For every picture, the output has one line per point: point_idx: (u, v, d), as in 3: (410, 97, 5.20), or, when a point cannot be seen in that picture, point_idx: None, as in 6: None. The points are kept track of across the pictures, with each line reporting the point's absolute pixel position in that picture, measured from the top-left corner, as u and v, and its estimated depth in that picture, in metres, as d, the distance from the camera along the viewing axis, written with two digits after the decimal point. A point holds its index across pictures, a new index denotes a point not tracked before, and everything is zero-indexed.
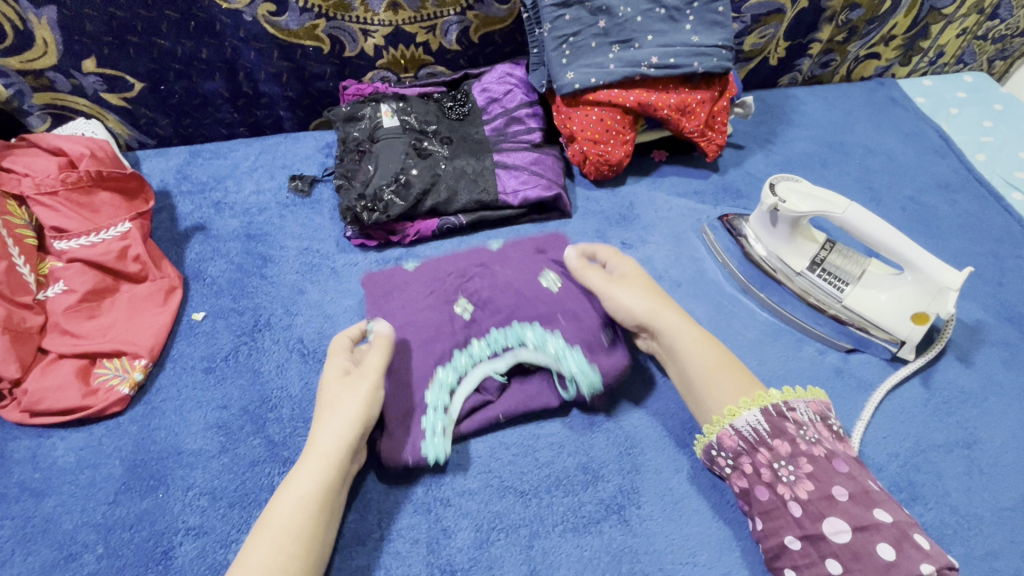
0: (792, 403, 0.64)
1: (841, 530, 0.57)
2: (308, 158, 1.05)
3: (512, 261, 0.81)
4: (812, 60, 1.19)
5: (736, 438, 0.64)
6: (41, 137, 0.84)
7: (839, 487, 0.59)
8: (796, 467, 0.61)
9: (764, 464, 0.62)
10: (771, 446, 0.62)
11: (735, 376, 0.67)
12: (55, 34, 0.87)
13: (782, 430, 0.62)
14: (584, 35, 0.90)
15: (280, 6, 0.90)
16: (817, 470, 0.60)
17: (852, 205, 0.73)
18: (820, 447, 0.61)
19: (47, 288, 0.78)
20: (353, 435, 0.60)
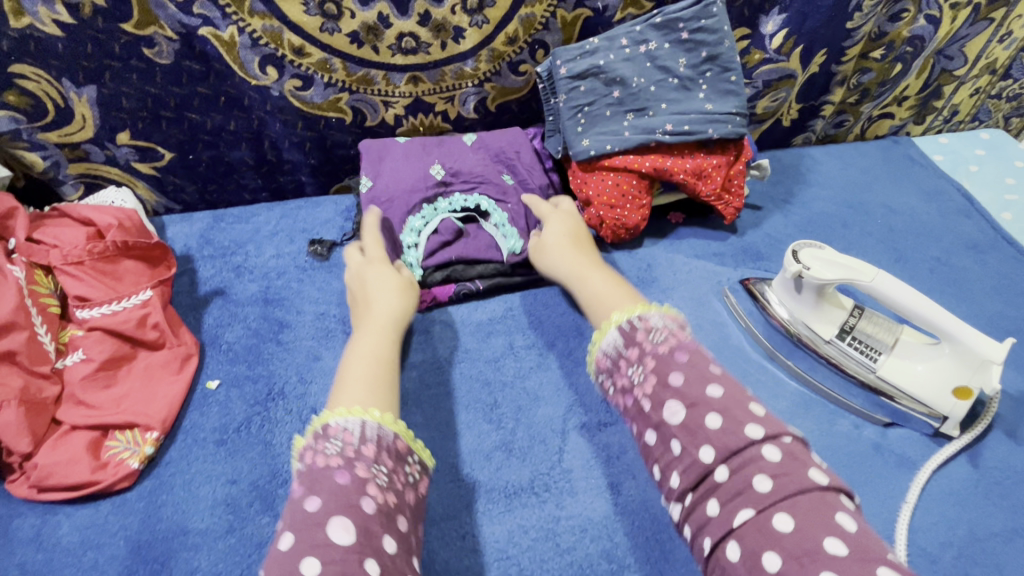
0: (646, 316, 0.65)
1: (757, 477, 0.51)
2: (328, 223, 1.06)
3: (484, 149, 0.99)
4: (825, 120, 1.20)
5: (606, 358, 0.66)
6: (73, 208, 0.87)
7: (691, 374, 0.58)
8: (644, 367, 0.62)
9: (626, 374, 0.63)
10: (628, 356, 0.64)
11: (631, 297, 0.75)
12: (93, 111, 0.92)
13: (634, 339, 0.63)
14: (598, 104, 0.92)
15: (307, 82, 0.94)
16: (681, 362, 0.60)
17: (881, 273, 0.71)
18: (665, 345, 0.61)
19: (66, 357, 0.78)
20: (402, 309, 0.79)
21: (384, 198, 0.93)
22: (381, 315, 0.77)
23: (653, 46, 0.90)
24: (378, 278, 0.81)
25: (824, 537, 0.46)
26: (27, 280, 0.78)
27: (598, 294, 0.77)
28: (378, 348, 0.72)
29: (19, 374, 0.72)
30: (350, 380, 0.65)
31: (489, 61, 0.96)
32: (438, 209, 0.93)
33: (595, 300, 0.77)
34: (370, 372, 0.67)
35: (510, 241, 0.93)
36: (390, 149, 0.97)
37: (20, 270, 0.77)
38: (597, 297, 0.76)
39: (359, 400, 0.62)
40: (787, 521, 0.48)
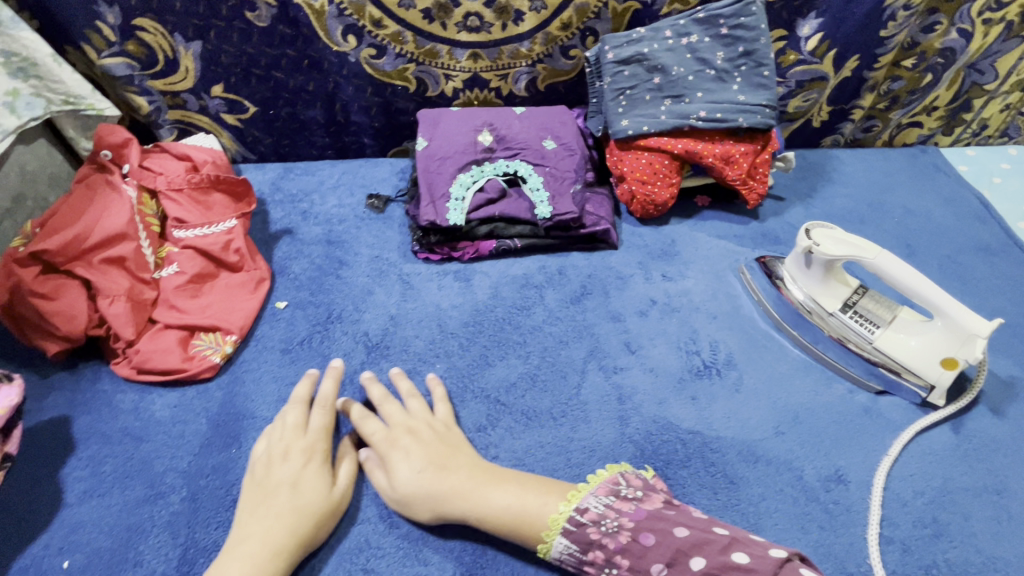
0: (583, 504, 0.65)
1: None
2: (385, 181, 1.18)
3: (529, 122, 1.08)
4: (854, 124, 1.26)
5: (569, 556, 0.64)
6: (173, 146, 1.00)
7: (667, 556, 0.58)
8: (618, 568, 0.61)
9: (597, 574, 0.62)
10: (590, 561, 0.62)
11: (546, 487, 0.69)
12: (195, 64, 1.05)
13: (588, 538, 0.63)
14: (639, 89, 1.01)
15: (380, 51, 1.06)
16: (651, 548, 0.60)
17: (883, 253, 0.79)
18: (622, 534, 0.61)
19: (163, 268, 0.91)
20: (302, 528, 0.66)
21: (436, 157, 1.04)
22: (265, 538, 0.64)
23: (695, 39, 0.99)
24: (293, 479, 0.69)
25: None
26: (137, 201, 0.91)
27: (510, 506, 0.67)
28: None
29: (126, 278, 0.86)
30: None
31: (544, 44, 1.07)
32: (484, 171, 1.03)
33: (506, 515, 0.66)
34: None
35: (542, 204, 1.00)
36: (445, 116, 1.08)
37: (132, 191, 0.91)
38: (511, 514, 0.66)
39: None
40: None
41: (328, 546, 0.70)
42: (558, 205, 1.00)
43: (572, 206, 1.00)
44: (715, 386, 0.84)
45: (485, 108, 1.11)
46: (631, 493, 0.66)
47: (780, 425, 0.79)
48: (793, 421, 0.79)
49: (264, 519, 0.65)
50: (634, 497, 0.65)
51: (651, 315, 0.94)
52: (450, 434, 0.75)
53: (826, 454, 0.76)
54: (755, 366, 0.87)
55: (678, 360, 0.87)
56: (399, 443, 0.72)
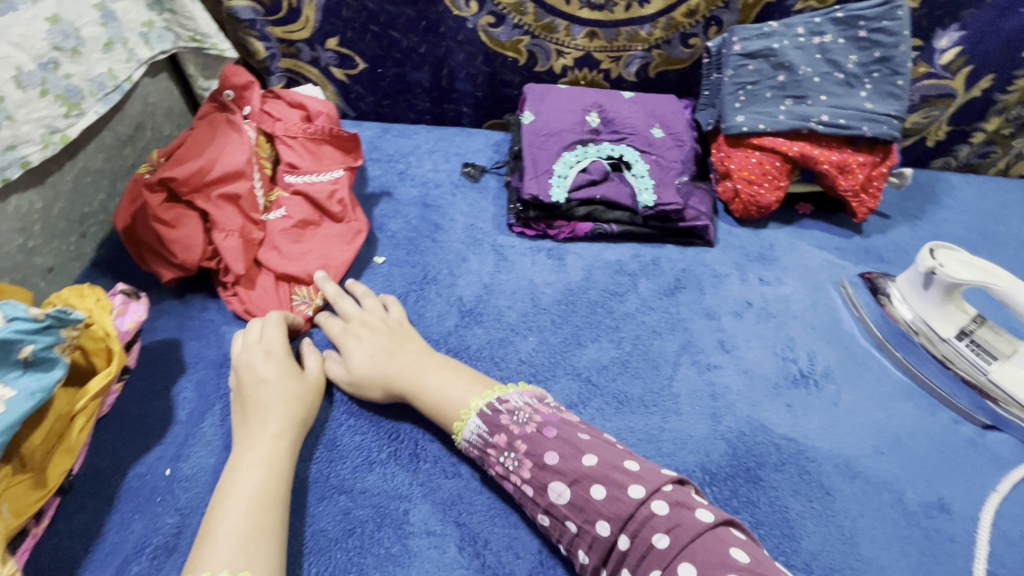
0: (505, 397, 0.66)
1: (655, 537, 0.53)
2: (480, 151, 1.18)
3: (637, 107, 1.06)
4: (971, 148, 1.20)
5: (473, 448, 0.66)
6: (287, 93, 1.01)
7: (564, 449, 0.60)
8: (516, 453, 0.62)
9: (496, 463, 0.64)
10: (493, 445, 0.64)
11: (472, 379, 0.71)
12: (317, 14, 1.07)
13: (500, 423, 0.64)
14: (761, 85, 0.98)
15: (498, 20, 1.05)
16: (549, 439, 0.61)
17: (1016, 282, 0.75)
18: (528, 424, 0.63)
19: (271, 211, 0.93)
20: (291, 416, 0.68)
21: (542, 132, 1.03)
22: (263, 427, 0.66)
23: (828, 39, 0.96)
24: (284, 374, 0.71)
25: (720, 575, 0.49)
26: (255, 143, 0.95)
27: (441, 391, 0.69)
28: (262, 482, 0.61)
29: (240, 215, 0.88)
30: (221, 535, 0.55)
31: (664, 29, 1.04)
32: (588, 152, 1.02)
33: (437, 399, 0.69)
34: (253, 523, 0.57)
35: (645, 192, 0.99)
36: (552, 92, 1.08)
37: (251, 132, 0.94)
38: (439, 397, 0.69)
39: (231, 555, 0.54)
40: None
41: (419, 495, 0.68)
42: (662, 195, 0.98)
43: (675, 198, 0.98)
44: (813, 396, 0.82)
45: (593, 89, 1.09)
46: (552, 405, 0.67)
47: (879, 445, 0.77)
48: (893, 442, 0.77)
49: (268, 414, 0.67)
50: (554, 408, 0.67)
51: (746, 317, 0.92)
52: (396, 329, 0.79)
53: (928, 480, 0.73)
54: (853, 382, 0.84)
55: (773, 365, 0.85)
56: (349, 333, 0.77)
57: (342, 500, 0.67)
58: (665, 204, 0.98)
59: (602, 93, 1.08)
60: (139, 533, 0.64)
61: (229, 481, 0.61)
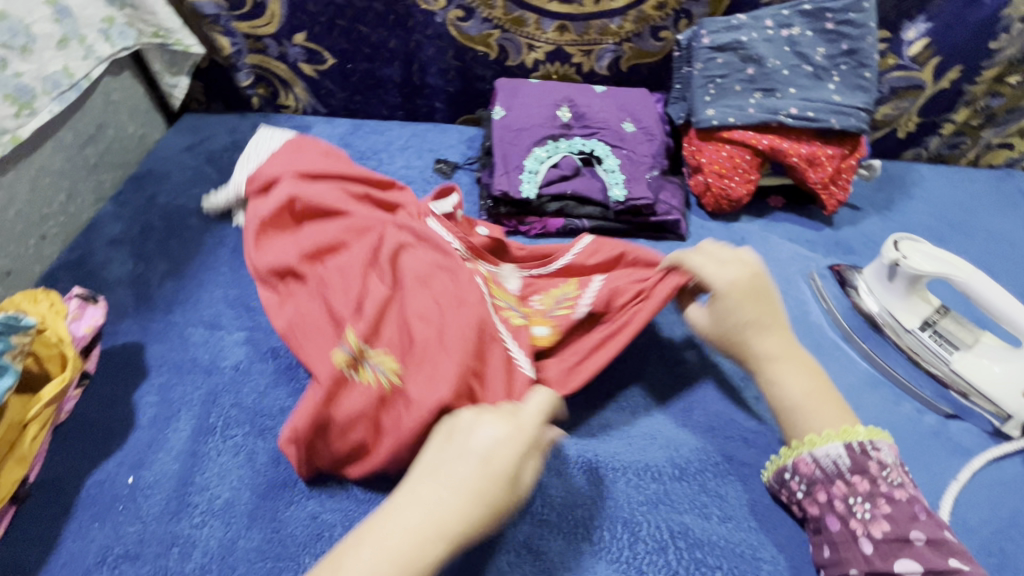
0: (877, 445, 0.63)
1: (909, 564, 0.57)
2: (453, 147, 1.17)
3: (609, 102, 1.05)
4: (940, 139, 1.21)
5: (813, 468, 0.65)
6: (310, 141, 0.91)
7: (933, 537, 0.58)
8: (873, 506, 0.61)
9: (839, 496, 0.62)
10: (848, 482, 0.62)
11: (830, 404, 0.67)
12: (282, 8, 1.05)
13: (864, 468, 0.62)
14: (730, 78, 0.98)
15: (468, 14, 1.04)
16: (922, 520, 0.59)
17: (977, 273, 0.76)
18: (901, 491, 0.61)
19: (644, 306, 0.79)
20: (472, 514, 0.52)
21: (513, 127, 1.02)
22: (436, 507, 0.52)
23: (796, 31, 0.96)
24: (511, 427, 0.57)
25: None
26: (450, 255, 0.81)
27: (790, 397, 0.67)
28: (399, 550, 0.50)
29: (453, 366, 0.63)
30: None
31: (634, 22, 1.04)
32: (560, 147, 1.01)
33: (792, 404, 0.67)
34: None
35: (616, 187, 0.99)
36: (524, 87, 1.07)
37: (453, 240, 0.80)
38: (781, 395, 0.68)
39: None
40: None
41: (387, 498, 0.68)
42: (633, 190, 0.98)
43: (646, 192, 0.98)
44: None
45: (565, 84, 1.09)
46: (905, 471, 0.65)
47: None
48: None
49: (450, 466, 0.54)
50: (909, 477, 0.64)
51: None
52: (773, 291, 0.71)
53: None
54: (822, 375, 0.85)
55: None
56: (762, 283, 0.71)
57: (310, 504, 0.67)
58: (636, 199, 0.98)
59: (573, 88, 1.07)
60: (98, 541, 0.63)
61: (362, 544, 0.50)
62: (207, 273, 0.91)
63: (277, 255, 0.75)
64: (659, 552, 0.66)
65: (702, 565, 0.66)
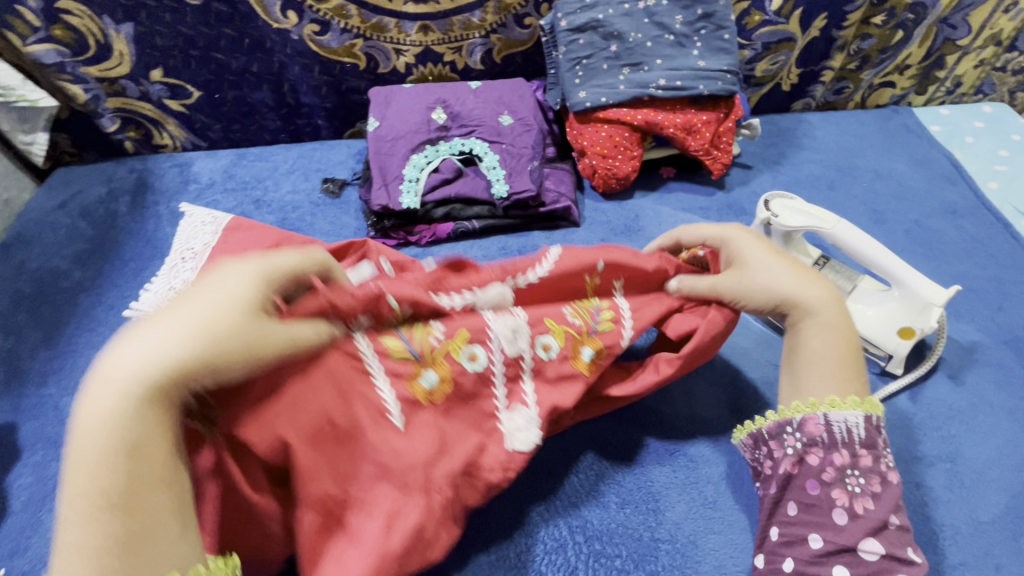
0: (884, 432, 0.60)
1: (873, 546, 0.54)
2: (341, 164, 1.14)
3: (484, 96, 1.04)
4: (824, 86, 1.22)
5: (822, 429, 0.59)
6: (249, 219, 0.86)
7: (903, 530, 0.55)
8: (865, 481, 0.57)
9: (835, 464, 0.57)
10: (854, 453, 0.58)
11: (848, 364, 0.61)
12: (130, 47, 1.00)
13: (873, 443, 0.58)
14: (596, 58, 0.97)
15: (324, 27, 1.01)
16: (897, 509, 0.56)
17: (841, 222, 0.77)
18: (896, 477, 0.58)
19: (561, 249, 0.68)
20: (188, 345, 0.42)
21: (388, 137, 0.99)
22: (141, 357, 0.42)
23: (652, 2, 0.97)
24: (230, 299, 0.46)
25: None
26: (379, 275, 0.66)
27: (829, 349, 0.61)
28: (142, 455, 0.40)
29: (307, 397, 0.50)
30: (90, 504, 0.39)
31: (496, 13, 1.02)
32: (439, 150, 0.99)
33: (814, 352, 0.61)
34: (117, 468, 0.40)
35: (499, 182, 0.97)
36: (396, 94, 1.04)
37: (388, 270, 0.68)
38: (810, 346, 0.61)
39: (97, 555, 0.38)
40: None
41: None
42: (516, 183, 0.97)
43: (530, 184, 0.97)
44: None
45: (439, 84, 1.06)
46: None
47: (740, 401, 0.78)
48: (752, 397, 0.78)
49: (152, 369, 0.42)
50: None
51: None
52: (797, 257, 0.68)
53: None
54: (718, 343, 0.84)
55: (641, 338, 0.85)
56: (736, 240, 0.67)
57: None
58: (520, 191, 0.96)
59: (446, 88, 1.05)
60: None
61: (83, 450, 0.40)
62: (82, 336, 0.87)
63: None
64: (557, 549, 0.65)
65: (601, 556, 0.65)
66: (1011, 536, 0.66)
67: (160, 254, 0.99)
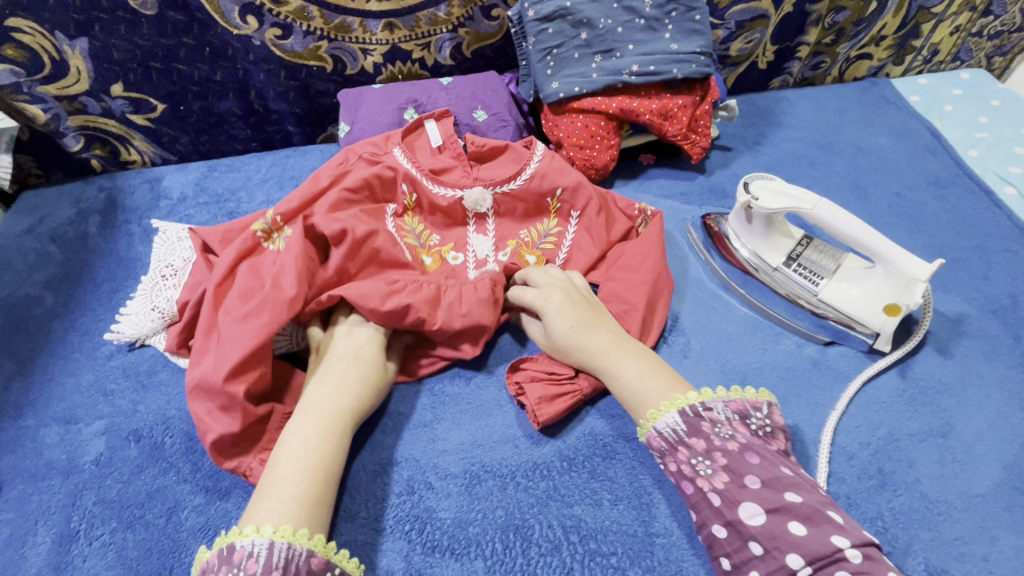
0: (710, 402, 0.63)
1: (754, 514, 0.56)
2: (315, 169, 1.11)
3: (456, 92, 1.01)
4: (801, 62, 1.21)
5: (660, 439, 0.64)
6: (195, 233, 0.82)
7: (767, 476, 0.58)
8: (712, 461, 0.60)
9: (683, 461, 0.62)
10: (688, 444, 0.62)
11: (668, 377, 0.68)
12: (87, 63, 0.96)
13: (698, 427, 0.62)
14: (567, 47, 0.95)
15: (286, 30, 0.98)
16: (755, 463, 0.59)
17: (822, 201, 0.76)
18: (732, 441, 0.60)
19: (554, 224, 0.87)
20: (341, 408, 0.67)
21: (361, 140, 0.97)
22: (330, 404, 0.67)
23: None
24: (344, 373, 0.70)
25: (830, 543, 0.53)
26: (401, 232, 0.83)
27: (629, 385, 0.68)
28: (307, 463, 0.61)
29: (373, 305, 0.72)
30: (270, 507, 0.57)
31: (462, 6, 0.99)
32: None
33: (629, 393, 0.69)
34: (301, 489, 0.60)
35: None
36: (366, 95, 1.01)
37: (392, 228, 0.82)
38: (614, 389, 0.71)
39: (286, 517, 0.57)
40: (797, 538, 0.54)
41: None
42: None
43: None
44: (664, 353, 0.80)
45: (410, 82, 1.04)
46: (756, 422, 0.63)
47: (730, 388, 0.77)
48: (741, 383, 0.77)
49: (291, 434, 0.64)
50: (757, 427, 0.63)
51: None
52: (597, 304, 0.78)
53: None
54: (706, 331, 0.83)
55: None
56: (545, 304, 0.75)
57: None
58: None
59: (417, 87, 1.02)
60: None
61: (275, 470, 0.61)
62: (58, 364, 0.85)
63: (212, 367, 0.67)
64: (552, 552, 0.64)
65: (595, 554, 0.64)
66: (1004, 508, 0.66)
67: (134, 274, 0.96)
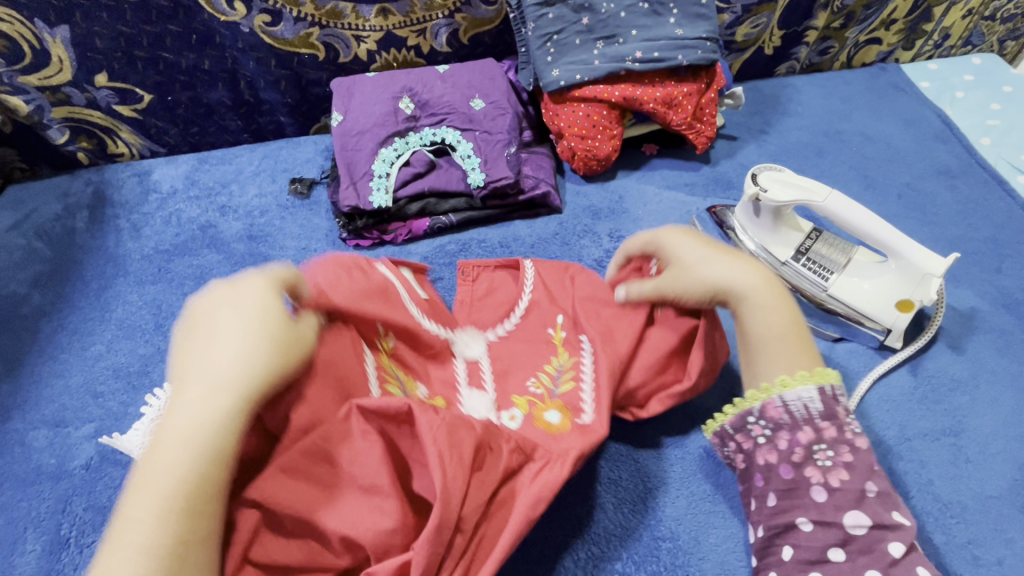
0: (844, 391, 0.59)
1: (857, 519, 0.53)
2: (308, 162, 1.08)
3: (453, 80, 0.98)
4: (809, 47, 1.17)
5: (781, 412, 0.58)
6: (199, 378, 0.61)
7: (884, 489, 0.55)
8: (835, 455, 0.56)
9: (802, 444, 0.57)
10: (817, 428, 0.57)
11: (796, 344, 0.60)
12: (69, 52, 0.93)
13: (834, 414, 0.57)
14: (568, 32, 0.92)
15: (275, 17, 0.94)
16: (874, 471, 0.56)
17: (834, 193, 0.73)
18: (864, 441, 0.57)
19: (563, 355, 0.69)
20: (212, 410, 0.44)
21: (354, 131, 0.94)
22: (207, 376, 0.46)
23: None
24: (220, 319, 0.48)
25: (915, 572, 0.52)
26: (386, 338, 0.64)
27: (763, 333, 0.60)
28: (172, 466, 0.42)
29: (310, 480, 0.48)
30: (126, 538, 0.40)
31: None
32: (409, 142, 0.94)
33: (761, 340, 0.60)
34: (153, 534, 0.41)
35: (474, 172, 0.92)
36: (359, 84, 0.98)
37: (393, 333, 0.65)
38: (752, 330, 0.61)
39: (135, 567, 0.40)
40: (888, 557, 0.52)
41: None
42: (492, 171, 0.92)
43: (507, 171, 0.92)
44: None
45: (405, 70, 1.00)
46: None
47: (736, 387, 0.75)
48: None
49: (194, 365, 0.46)
50: None
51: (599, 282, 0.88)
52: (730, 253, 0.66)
53: None
54: None
55: None
56: (666, 244, 0.66)
57: None
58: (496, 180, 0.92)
59: (412, 75, 0.98)
60: None
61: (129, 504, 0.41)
62: (46, 365, 0.83)
63: None
64: (554, 558, 0.63)
65: (599, 558, 0.63)
66: (1018, 509, 0.64)
67: (124, 272, 0.94)
